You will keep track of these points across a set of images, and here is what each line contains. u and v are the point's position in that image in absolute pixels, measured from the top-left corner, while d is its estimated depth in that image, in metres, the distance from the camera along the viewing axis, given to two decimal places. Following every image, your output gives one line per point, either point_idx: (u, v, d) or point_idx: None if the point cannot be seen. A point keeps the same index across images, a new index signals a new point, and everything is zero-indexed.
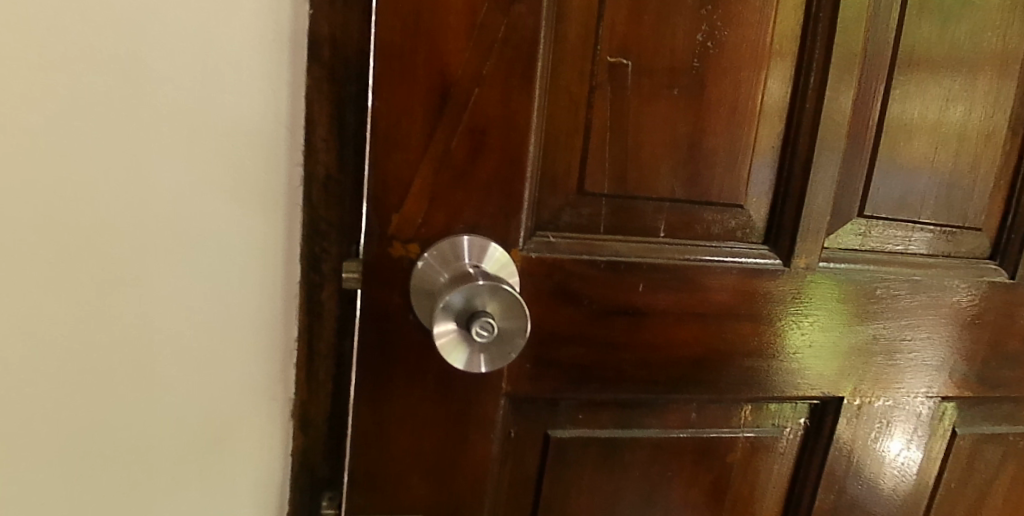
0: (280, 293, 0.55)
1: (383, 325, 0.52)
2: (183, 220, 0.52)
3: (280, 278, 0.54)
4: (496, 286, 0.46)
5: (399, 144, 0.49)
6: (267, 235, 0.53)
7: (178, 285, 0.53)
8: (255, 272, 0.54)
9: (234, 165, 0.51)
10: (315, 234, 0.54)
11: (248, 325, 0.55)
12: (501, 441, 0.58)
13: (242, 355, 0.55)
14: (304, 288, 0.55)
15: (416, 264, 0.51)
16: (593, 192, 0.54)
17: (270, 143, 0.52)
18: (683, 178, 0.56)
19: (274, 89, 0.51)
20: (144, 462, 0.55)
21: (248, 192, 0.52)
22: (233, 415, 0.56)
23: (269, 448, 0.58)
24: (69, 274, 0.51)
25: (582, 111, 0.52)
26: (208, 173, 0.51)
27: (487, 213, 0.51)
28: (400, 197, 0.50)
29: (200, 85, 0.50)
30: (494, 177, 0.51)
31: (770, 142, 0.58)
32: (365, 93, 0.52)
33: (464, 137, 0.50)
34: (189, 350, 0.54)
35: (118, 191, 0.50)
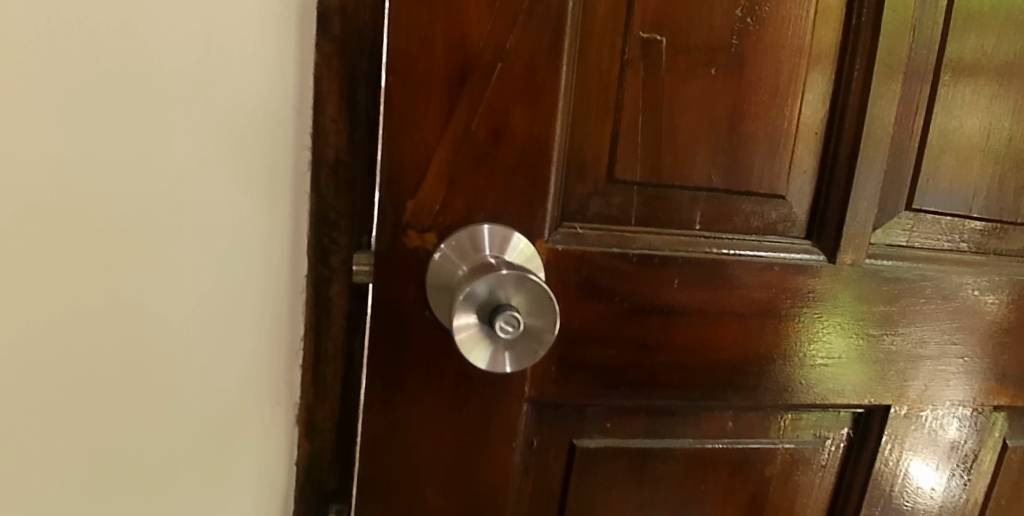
0: (286, 285, 0.51)
1: (397, 321, 0.48)
2: (184, 210, 0.47)
3: (285, 271, 0.51)
4: (520, 275, 0.42)
5: (415, 123, 0.45)
6: (274, 224, 0.50)
7: (177, 280, 0.48)
8: (261, 263, 0.50)
9: (239, 149, 0.48)
10: (323, 224, 0.51)
11: (252, 322, 0.51)
12: (523, 450, 0.53)
13: (246, 355, 0.51)
14: (310, 281, 0.52)
15: (433, 255, 0.47)
16: (624, 179, 0.50)
17: (277, 126, 0.48)
18: (721, 165, 0.51)
19: (281, 66, 0.48)
20: (145, 477, 0.50)
21: (254, 177, 0.48)
22: (236, 420, 0.52)
23: (272, 453, 0.54)
24: (67, 274, 0.45)
25: (613, 91, 0.48)
26: (210, 160, 0.47)
27: (511, 200, 0.47)
28: (416, 181, 0.46)
29: (202, 62, 0.46)
30: (518, 159, 0.46)
31: (813, 127, 0.54)
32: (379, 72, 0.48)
33: (486, 116, 0.46)
34: (189, 350, 0.50)
35: (116, 180, 0.46)
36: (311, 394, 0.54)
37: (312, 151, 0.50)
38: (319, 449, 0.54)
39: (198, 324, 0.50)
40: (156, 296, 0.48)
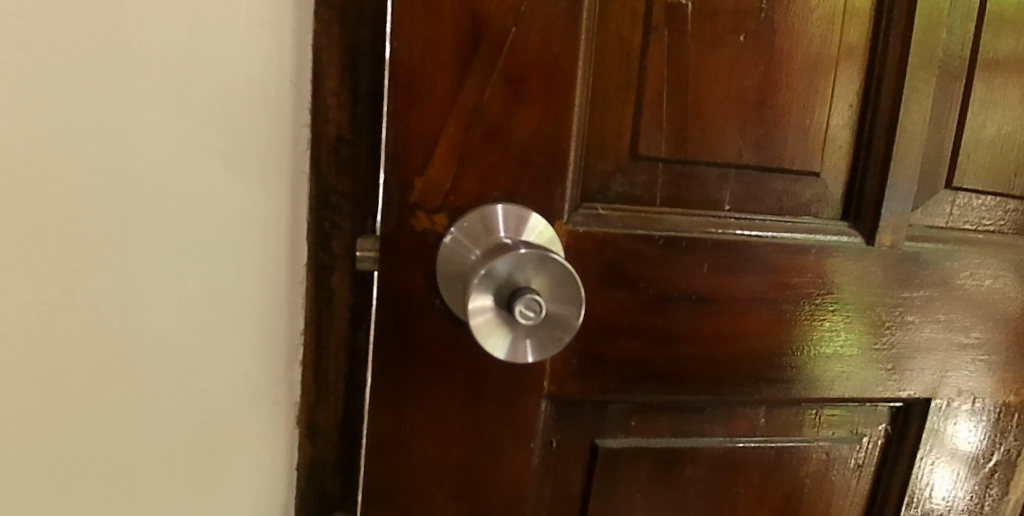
0: (285, 276, 0.47)
1: (405, 312, 0.44)
2: (169, 193, 0.44)
3: (283, 261, 0.47)
4: (544, 254, 0.38)
5: (423, 95, 0.41)
6: (270, 209, 0.46)
7: (163, 271, 0.45)
8: (256, 252, 0.46)
9: (232, 127, 0.44)
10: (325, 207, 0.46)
11: (247, 317, 0.47)
12: (542, 451, 0.50)
13: (240, 354, 0.47)
14: (311, 272, 0.47)
15: (443, 239, 0.43)
16: (648, 154, 0.46)
17: (273, 102, 0.44)
18: (752, 139, 0.48)
19: (277, 36, 0.44)
20: (128, 476, 0.47)
21: (247, 157, 0.44)
22: (229, 423, 0.48)
23: (271, 461, 0.50)
24: (40, 254, 0.43)
25: (636, 59, 0.45)
26: (199, 140, 0.44)
27: (527, 178, 0.43)
28: (425, 158, 0.42)
29: (191, 33, 0.42)
30: (535, 134, 0.43)
31: (847, 99, 0.50)
32: (382, 42, 0.44)
33: (500, 86, 0.42)
34: (178, 344, 0.46)
35: (98, 158, 0.43)
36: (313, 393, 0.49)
37: (311, 129, 0.45)
38: (323, 454, 0.50)
39: (189, 317, 0.46)
40: (144, 286, 0.45)
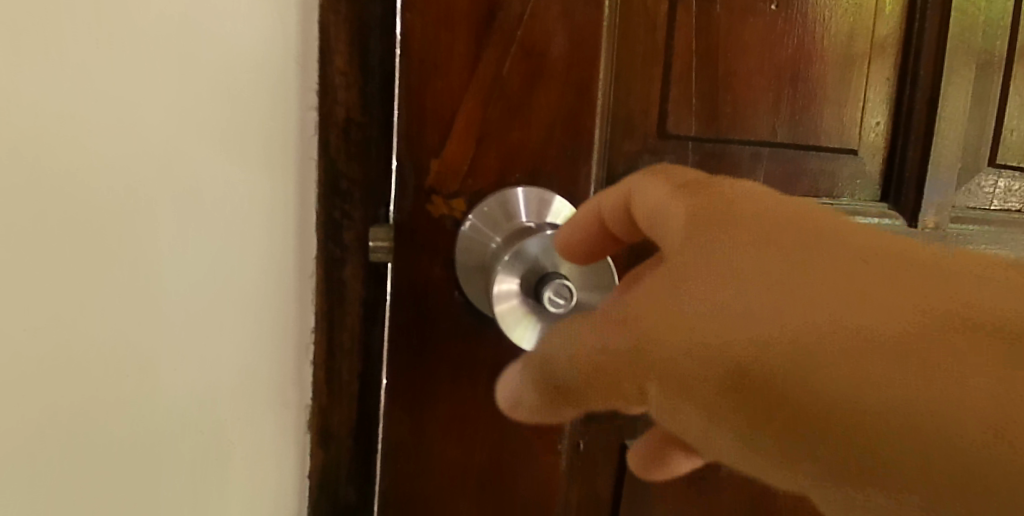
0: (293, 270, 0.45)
1: (422, 305, 0.41)
2: (177, 164, 0.40)
3: (291, 249, 0.45)
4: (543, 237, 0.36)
5: (438, 70, 0.39)
6: (276, 191, 0.43)
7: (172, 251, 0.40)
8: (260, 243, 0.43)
9: (236, 99, 0.41)
10: (335, 196, 0.45)
11: (252, 304, 0.44)
12: (571, 455, 0.46)
13: (244, 344, 0.44)
14: (321, 264, 0.46)
15: (462, 226, 0.40)
16: (678, 132, 0.44)
17: (277, 77, 0.42)
18: (787, 115, 0.45)
19: (281, 15, 0.41)
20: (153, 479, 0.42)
21: (246, 142, 0.41)
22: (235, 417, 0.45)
23: (277, 460, 0.47)
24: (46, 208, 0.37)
25: (663, 29, 0.42)
26: (203, 109, 0.40)
27: (550, 157, 0.41)
28: (441, 138, 0.39)
29: None
30: (558, 110, 0.40)
31: (885, 72, 0.47)
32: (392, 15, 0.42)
33: (520, 59, 0.39)
34: (189, 355, 0.42)
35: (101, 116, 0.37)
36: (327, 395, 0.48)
37: (319, 112, 0.44)
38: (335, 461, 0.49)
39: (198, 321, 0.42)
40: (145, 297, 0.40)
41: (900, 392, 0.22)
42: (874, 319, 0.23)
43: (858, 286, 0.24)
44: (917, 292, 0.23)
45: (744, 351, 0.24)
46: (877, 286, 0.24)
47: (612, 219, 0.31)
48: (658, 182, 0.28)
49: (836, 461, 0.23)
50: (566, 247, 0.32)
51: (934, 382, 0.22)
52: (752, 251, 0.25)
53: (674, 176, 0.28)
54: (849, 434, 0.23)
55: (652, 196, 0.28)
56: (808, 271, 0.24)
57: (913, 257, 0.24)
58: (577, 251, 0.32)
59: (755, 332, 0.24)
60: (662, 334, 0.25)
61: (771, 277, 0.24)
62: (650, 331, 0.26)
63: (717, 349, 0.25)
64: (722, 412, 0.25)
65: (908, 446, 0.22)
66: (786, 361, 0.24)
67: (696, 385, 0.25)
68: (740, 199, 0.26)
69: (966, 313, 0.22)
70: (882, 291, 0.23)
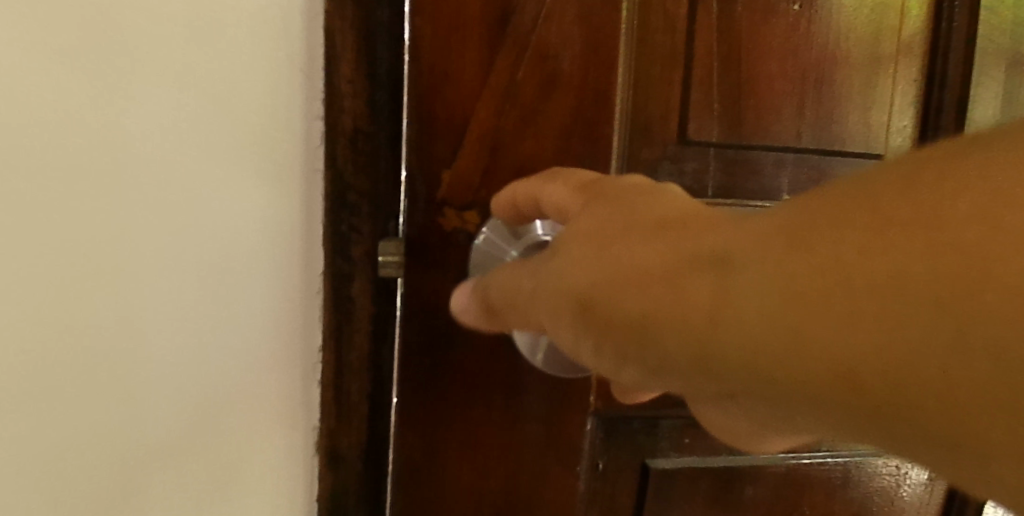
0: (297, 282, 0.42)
1: (434, 323, 0.39)
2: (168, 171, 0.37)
3: (297, 267, 0.42)
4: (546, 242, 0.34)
5: (449, 77, 0.37)
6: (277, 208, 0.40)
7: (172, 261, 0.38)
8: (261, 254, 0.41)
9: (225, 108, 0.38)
10: (341, 207, 0.42)
11: (247, 326, 0.41)
12: (590, 475, 0.44)
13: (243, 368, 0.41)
14: (327, 280, 0.43)
15: (476, 239, 0.38)
16: (698, 140, 0.42)
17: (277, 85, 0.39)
18: (811, 120, 0.44)
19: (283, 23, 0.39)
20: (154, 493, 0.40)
21: (231, 143, 0.39)
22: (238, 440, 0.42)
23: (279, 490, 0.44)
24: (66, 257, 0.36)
25: (682, 33, 0.40)
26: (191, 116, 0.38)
27: (566, 167, 0.39)
28: (452, 148, 0.37)
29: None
30: (575, 118, 0.38)
31: (912, 74, 0.45)
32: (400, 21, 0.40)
33: (534, 65, 0.37)
34: (177, 348, 0.39)
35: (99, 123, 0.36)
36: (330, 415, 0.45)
37: (325, 120, 0.41)
38: (345, 482, 0.46)
39: (186, 313, 0.39)
40: (135, 293, 0.38)
41: (819, 374, 0.19)
42: (780, 262, 0.20)
43: (786, 265, 0.20)
44: (834, 284, 0.19)
45: (590, 290, 0.26)
46: (802, 269, 0.19)
47: (523, 202, 0.34)
48: (558, 185, 0.32)
49: (819, 403, 0.19)
50: (495, 212, 0.36)
51: (803, 311, 0.19)
52: (619, 215, 0.27)
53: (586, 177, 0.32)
54: (789, 368, 0.20)
55: (547, 192, 0.32)
56: (771, 260, 0.20)
57: (882, 211, 0.18)
58: (502, 216, 0.36)
59: (584, 278, 0.26)
60: (532, 287, 0.29)
61: (612, 233, 0.26)
62: (566, 274, 0.27)
63: (577, 289, 0.26)
64: (560, 318, 0.28)
65: (892, 415, 0.18)
66: (654, 305, 0.23)
67: (561, 313, 0.27)
68: (619, 189, 0.29)
69: (868, 195, 0.19)
70: (719, 242, 0.23)
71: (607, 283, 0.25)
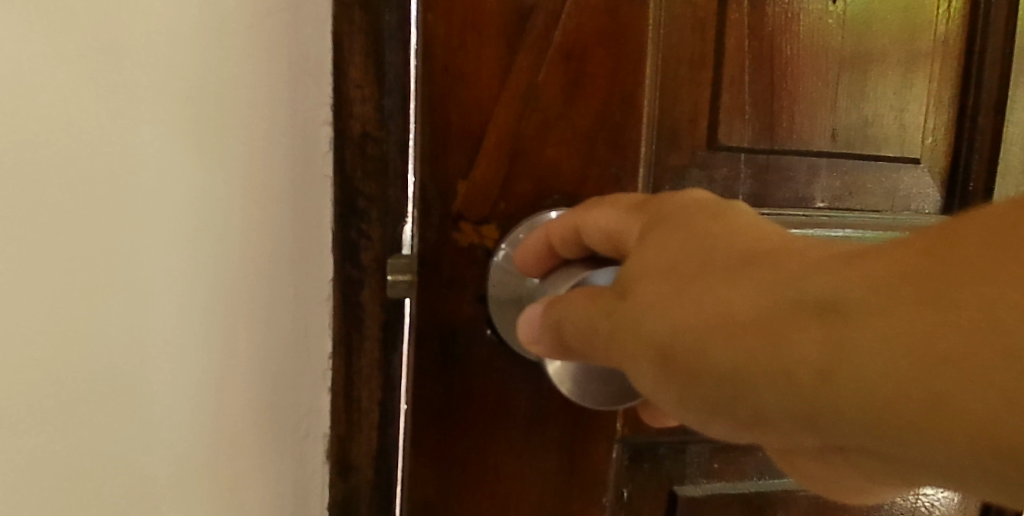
0: (304, 287, 0.41)
1: (450, 347, 0.36)
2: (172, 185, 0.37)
3: (307, 276, 0.41)
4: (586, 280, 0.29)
5: (465, 78, 0.34)
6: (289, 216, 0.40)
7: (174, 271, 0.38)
8: (260, 269, 0.40)
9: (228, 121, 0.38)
10: (349, 214, 0.41)
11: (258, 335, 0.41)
12: (614, 506, 0.41)
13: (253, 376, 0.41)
14: (337, 284, 0.42)
15: (494, 256, 0.35)
16: (728, 144, 0.39)
17: (286, 95, 0.39)
18: (844, 123, 0.41)
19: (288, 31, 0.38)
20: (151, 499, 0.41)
21: (236, 144, 0.38)
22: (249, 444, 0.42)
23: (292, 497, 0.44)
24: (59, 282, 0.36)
25: (712, 29, 0.38)
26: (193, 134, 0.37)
27: (591, 177, 0.36)
28: (469, 156, 0.34)
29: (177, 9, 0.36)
30: (600, 123, 0.35)
31: (950, 75, 0.43)
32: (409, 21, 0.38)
33: (556, 65, 0.34)
34: (182, 342, 0.39)
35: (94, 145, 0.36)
36: (346, 423, 0.44)
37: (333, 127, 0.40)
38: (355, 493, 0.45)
39: (191, 309, 0.39)
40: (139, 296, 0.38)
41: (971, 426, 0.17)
42: (891, 309, 0.18)
43: (902, 311, 0.18)
44: (955, 340, 0.17)
45: (676, 337, 0.22)
46: (925, 321, 0.17)
47: (559, 241, 0.29)
48: (604, 209, 0.28)
49: (947, 466, 0.18)
50: (525, 262, 0.31)
51: (919, 357, 0.17)
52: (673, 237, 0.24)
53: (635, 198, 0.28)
54: (927, 427, 0.18)
55: (590, 225, 0.28)
56: (877, 301, 0.18)
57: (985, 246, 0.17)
58: (538, 267, 0.31)
59: (666, 324, 0.22)
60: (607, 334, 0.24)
61: (674, 263, 0.23)
62: (627, 316, 0.24)
63: (656, 337, 0.22)
64: (642, 366, 0.23)
65: None
66: (750, 356, 0.20)
67: (636, 359, 0.23)
68: (672, 208, 0.25)
69: (985, 234, 0.17)
70: (799, 276, 0.20)
71: (696, 334, 0.21)
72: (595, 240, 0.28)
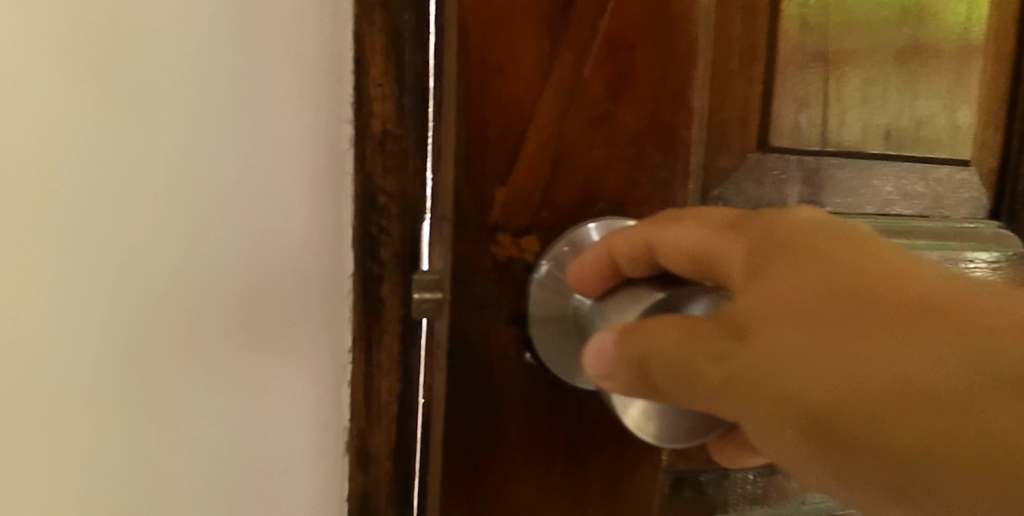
0: (329, 288, 0.39)
1: (484, 371, 0.32)
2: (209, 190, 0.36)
3: (331, 277, 0.39)
4: (653, 299, 0.25)
5: (503, 73, 0.30)
6: (317, 219, 0.38)
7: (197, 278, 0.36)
8: (285, 255, 0.38)
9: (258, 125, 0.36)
10: (369, 209, 0.38)
11: (291, 343, 0.39)
12: None
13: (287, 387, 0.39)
14: (357, 282, 0.39)
15: (534, 271, 0.31)
16: (778, 145, 0.36)
17: (309, 93, 0.37)
18: (896, 123, 0.38)
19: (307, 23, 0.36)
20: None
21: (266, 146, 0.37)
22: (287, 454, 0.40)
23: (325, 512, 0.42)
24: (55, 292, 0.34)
25: (764, 22, 0.35)
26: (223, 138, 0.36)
27: (640, 184, 0.32)
28: (507, 161, 0.31)
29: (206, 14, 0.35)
30: (649, 124, 0.32)
31: (998, 72, 0.41)
32: (427, 19, 0.36)
33: (602, 60, 0.31)
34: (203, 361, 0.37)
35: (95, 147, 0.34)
36: (365, 414, 0.41)
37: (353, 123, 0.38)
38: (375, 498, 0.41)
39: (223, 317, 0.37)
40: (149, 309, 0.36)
41: None
42: None
43: None
44: None
45: (829, 402, 0.19)
46: None
47: (623, 257, 0.26)
48: (679, 224, 0.24)
49: None
50: (580, 282, 0.28)
51: None
52: (787, 265, 0.21)
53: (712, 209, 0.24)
54: None
55: (664, 247, 0.25)
56: None
57: None
58: (597, 288, 0.28)
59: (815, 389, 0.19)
60: (713, 386, 0.21)
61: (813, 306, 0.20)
62: (742, 363, 0.20)
63: (795, 397, 0.19)
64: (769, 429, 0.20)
65: None
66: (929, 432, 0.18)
67: (769, 423, 0.20)
68: (778, 227, 0.22)
69: None
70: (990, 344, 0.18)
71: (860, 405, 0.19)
72: (671, 263, 0.25)
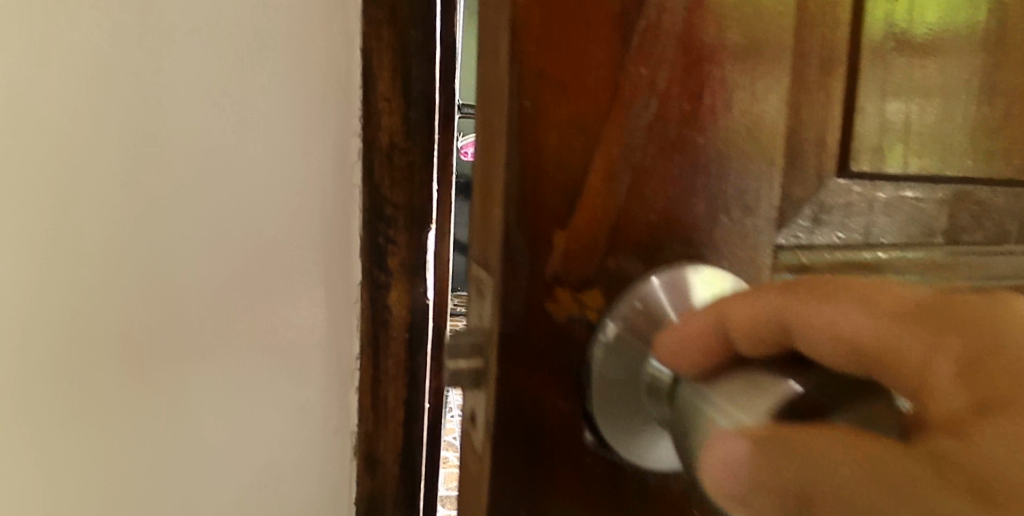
0: (341, 291, 0.44)
1: (535, 451, 0.26)
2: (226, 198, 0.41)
3: (342, 279, 0.43)
4: (788, 393, 0.20)
5: (563, 86, 0.24)
6: (328, 226, 0.43)
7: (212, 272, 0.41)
8: (295, 259, 0.42)
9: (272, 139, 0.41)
10: (377, 220, 0.42)
11: (305, 336, 0.44)
12: None
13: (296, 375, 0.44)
14: (365, 289, 0.43)
15: (596, 332, 0.26)
16: (858, 169, 0.30)
17: (320, 112, 0.41)
18: (971, 140, 0.33)
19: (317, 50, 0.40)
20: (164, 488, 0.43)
21: (278, 159, 0.41)
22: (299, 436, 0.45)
23: (333, 491, 0.46)
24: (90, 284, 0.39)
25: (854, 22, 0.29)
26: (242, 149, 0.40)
27: (716, 221, 0.27)
28: (567, 199, 0.25)
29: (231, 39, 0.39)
30: (727, 147, 0.27)
31: None
32: (433, 37, 0.40)
33: (678, 71, 0.25)
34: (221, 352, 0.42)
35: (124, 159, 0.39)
36: (374, 420, 0.45)
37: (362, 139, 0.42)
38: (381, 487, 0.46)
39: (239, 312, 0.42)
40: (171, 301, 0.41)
41: None
42: None
43: None
44: None
45: None
46: None
47: (750, 335, 0.22)
48: (848, 308, 0.21)
49: None
50: (679, 355, 0.23)
51: None
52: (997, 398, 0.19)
53: (907, 292, 0.21)
54: None
55: (830, 333, 0.21)
56: None
57: None
58: (697, 360, 0.23)
59: None
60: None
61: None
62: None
63: None
64: None
65: None
66: None
67: None
68: (987, 345, 0.19)
69: None
70: None
71: None
72: (824, 350, 0.21)
